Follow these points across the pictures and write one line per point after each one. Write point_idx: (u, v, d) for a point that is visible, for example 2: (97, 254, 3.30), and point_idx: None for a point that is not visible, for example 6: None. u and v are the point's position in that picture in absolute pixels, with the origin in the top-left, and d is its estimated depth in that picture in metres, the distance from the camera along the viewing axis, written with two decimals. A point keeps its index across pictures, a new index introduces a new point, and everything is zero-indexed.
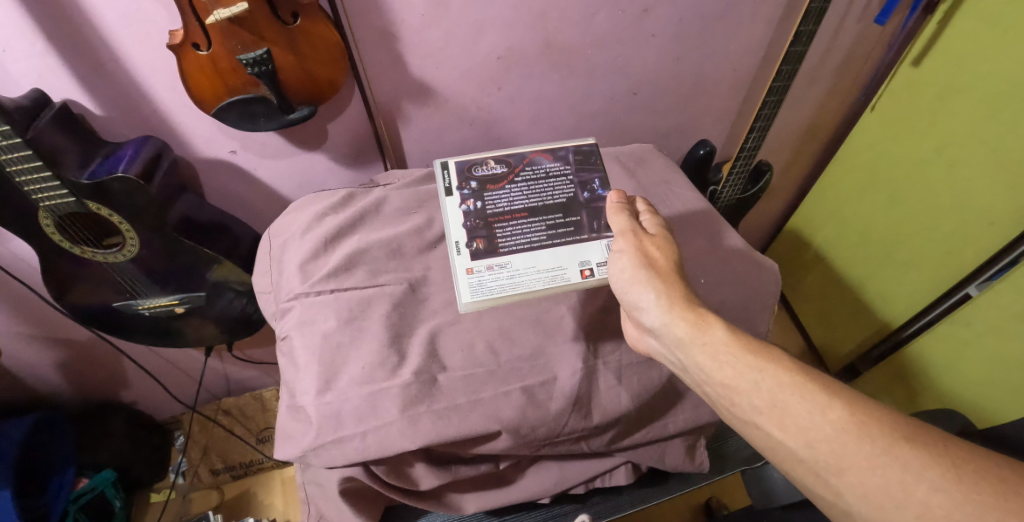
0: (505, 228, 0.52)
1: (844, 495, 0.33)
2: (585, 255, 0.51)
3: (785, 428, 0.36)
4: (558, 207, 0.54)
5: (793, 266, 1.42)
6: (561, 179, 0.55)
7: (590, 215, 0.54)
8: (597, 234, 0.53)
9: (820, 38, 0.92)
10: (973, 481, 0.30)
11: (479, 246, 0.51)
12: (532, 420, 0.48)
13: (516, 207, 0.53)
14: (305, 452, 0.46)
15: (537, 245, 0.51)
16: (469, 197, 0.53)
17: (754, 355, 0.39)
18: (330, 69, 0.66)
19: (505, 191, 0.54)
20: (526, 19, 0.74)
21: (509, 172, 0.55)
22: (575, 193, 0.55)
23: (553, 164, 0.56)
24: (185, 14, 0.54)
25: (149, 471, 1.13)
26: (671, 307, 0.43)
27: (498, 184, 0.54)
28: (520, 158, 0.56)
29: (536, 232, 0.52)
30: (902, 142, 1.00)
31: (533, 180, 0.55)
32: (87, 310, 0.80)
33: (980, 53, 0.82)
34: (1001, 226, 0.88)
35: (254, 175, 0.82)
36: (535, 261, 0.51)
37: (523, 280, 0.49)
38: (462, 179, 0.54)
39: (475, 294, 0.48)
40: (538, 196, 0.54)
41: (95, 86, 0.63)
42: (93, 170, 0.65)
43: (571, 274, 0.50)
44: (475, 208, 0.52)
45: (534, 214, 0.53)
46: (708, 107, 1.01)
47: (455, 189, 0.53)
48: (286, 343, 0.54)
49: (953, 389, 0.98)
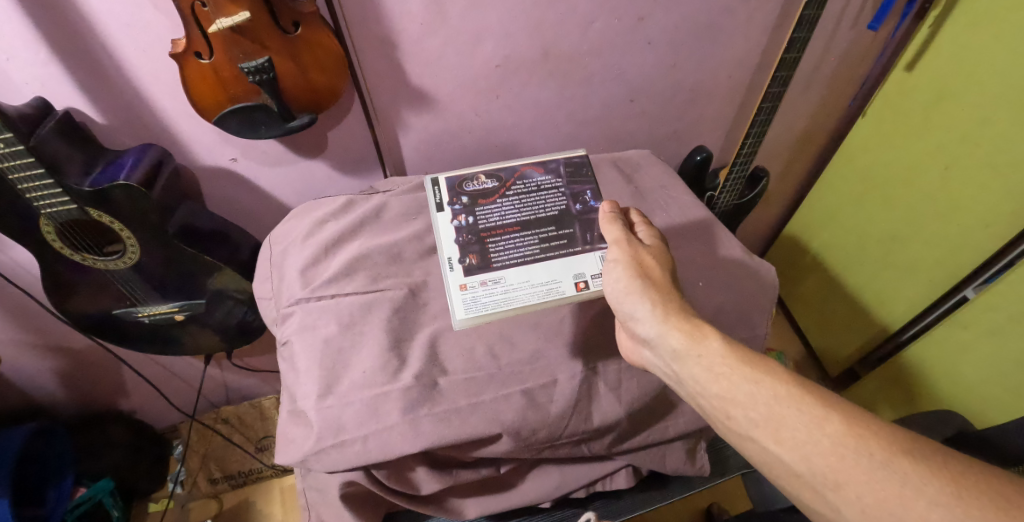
0: (498, 242, 0.52)
1: (842, 510, 0.33)
2: (579, 268, 0.52)
3: (781, 441, 0.36)
4: (551, 220, 0.54)
5: (791, 272, 1.42)
6: (553, 191, 0.56)
7: (584, 227, 0.54)
8: (591, 247, 0.53)
9: (814, 45, 0.94)
10: (973, 496, 0.30)
11: (471, 262, 0.51)
12: (533, 423, 0.48)
13: (509, 221, 0.53)
14: (306, 457, 0.46)
15: (531, 259, 0.52)
16: (460, 212, 0.53)
17: (750, 367, 0.39)
18: (331, 77, 0.66)
19: (497, 206, 0.54)
20: (523, 27, 0.75)
21: (500, 186, 0.55)
22: (568, 205, 0.55)
23: (544, 177, 0.57)
24: (188, 24, 0.55)
25: (147, 480, 1.12)
26: (666, 318, 0.43)
27: (489, 199, 0.54)
28: (512, 172, 0.56)
29: (529, 246, 0.52)
30: (897, 148, 1.01)
31: (525, 194, 0.55)
32: (87, 318, 0.80)
33: (974, 58, 0.83)
34: (997, 228, 0.88)
35: (255, 183, 0.82)
36: (529, 275, 0.51)
37: (516, 295, 0.50)
38: (453, 194, 0.54)
39: (470, 310, 0.49)
40: (530, 209, 0.54)
41: (97, 94, 0.63)
42: (94, 178, 0.65)
43: (565, 288, 0.51)
44: (467, 223, 0.53)
45: (527, 228, 0.53)
46: (704, 114, 1.02)
47: (446, 204, 0.54)
48: (286, 349, 0.54)
49: (953, 393, 0.98)
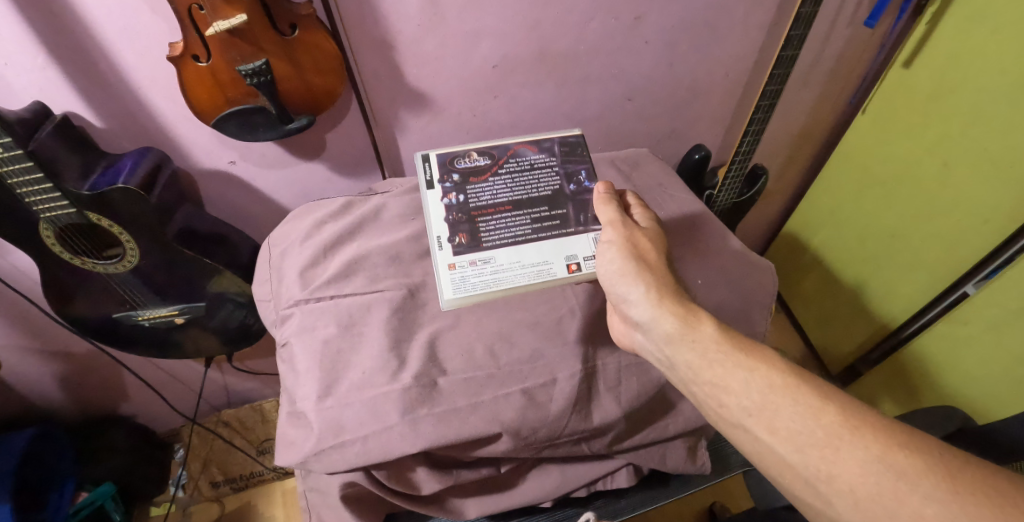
0: (488, 222, 0.52)
1: (833, 503, 0.33)
2: (570, 249, 0.51)
3: (775, 431, 0.36)
4: (543, 199, 0.53)
5: (792, 269, 1.42)
6: (546, 172, 0.55)
7: (577, 208, 0.54)
8: (583, 228, 0.53)
9: (812, 42, 0.94)
10: (969, 493, 0.30)
11: (461, 241, 0.50)
12: (532, 422, 0.48)
13: (501, 201, 0.53)
14: (306, 458, 0.46)
15: (521, 240, 0.51)
16: (451, 191, 0.53)
17: (743, 353, 0.40)
18: (329, 79, 0.67)
19: (489, 184, 0.54)
20: (520, 27, 0.75)
21: (492, 164, 0.55)
22: (561, 187, 0.55)
23: (536, 156, 0.56)
24: (185, 26, 0.55)
25: (148, 485, 1.12)
26: (660, 301, 0.43)
27: (481, 176, 0.54)
28: (504, 150, 0.56)
29: (519, 227, 0.52)
30: (895, 143, 1.01)
31: (517, 173, 0.54)
32: (87, 322, 0.79)
33: (972, 53, 0.83)
34: (996, 223, 0.88)
35: (253, 185, 0.82)
36: (519, 255, 0.51)
37: (506, 275, 0.49)
38: (444, 171, 0.54)
39: (459, 290, 0.49)
40: (522, 188, 0.54)
41: (96, 98, 0.64)
42: (93, 182, 0.66)
43: (556, 269, 0.50)
44: (457, 202, 0.52)
45: (518, 208, 0.53)
46: (702, 112, 1.02)
47: (437, 182, 0.53)
48: (286, 350, 0.54)
49: (954, 389, 0.98)
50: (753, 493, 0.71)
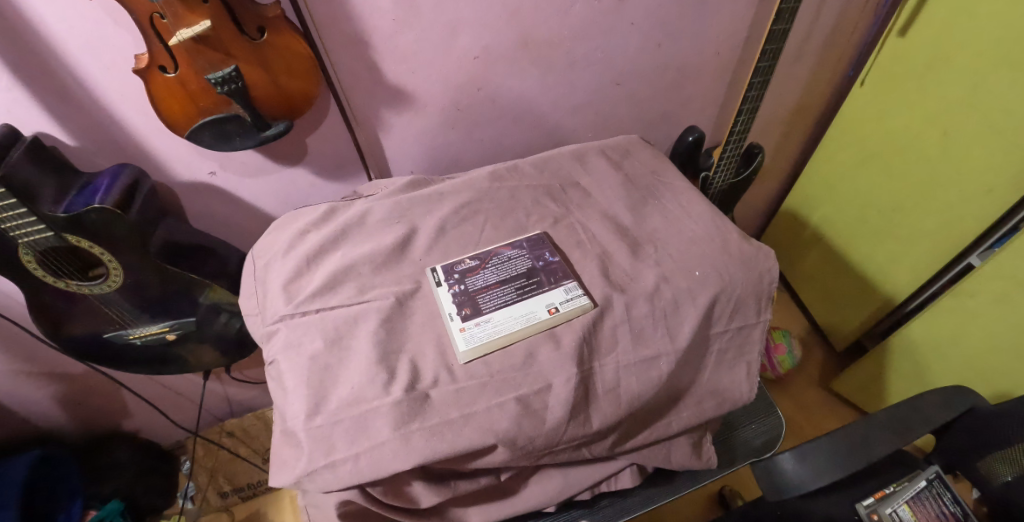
0: (485, 296, 0.55)
1: None
2: (549, 299, 0.54)
3: None
4: (521, 272, 0.57)
5: (793, 247, 1.40)
6: (517, 254, 0.59)
7: (548, 273, 0.57)
8: (555, 283, 0.56)
9: (804, 15, 0.90)
10: None
11: (466, 312, 0.53)
12: (528, 431, 0.47)
13: (489, 281, 0.57)
14: (299, 478, 0.44)
15: (512, 301, 0.55)
16: (454, 283, 0.56)
17: None
18: (303, 81, 0.63)
19: (479, 274, 0.57)
20: (498, 16, 0.72)
21: (480, 262, 0.59)
22: (532, 261, 0.58)
23: (512, 250, 0.60)
24: (148, 37, 0.52)
25: (155, 500, 1.12)
26: None
27: (472, 271, 0.58)
28: (487, 251, 0.60)
29: (508, 294, 0.55)
30: (894, 115, 0.98)
31: (499, 260, 0.59)
32: (76, 344, 0.77)
33: (969, 18, 0.79)
34: (999, 194, 0.86)
35: (235, 194, 0.80)
36: (512, 313, 0.54)
37: (506, 328, 0.52)
38: (447, 273, 0.57)
39: (469, 342, 0.51)
40: (505, 269, 0.58)
41: (65, 116, 0.61)
42: (69, 203, 0.63)
43: (541, 315, 0.53)
44: (460, 290, 0.56)
45: (504, 281, 0.57)
46: (694, 92, 0.99)
47: (445, 280, 0.56)
48: (273, 367, 0.52)
49: (964, 363, 0.96)
50: (740, 459, 0.68)
